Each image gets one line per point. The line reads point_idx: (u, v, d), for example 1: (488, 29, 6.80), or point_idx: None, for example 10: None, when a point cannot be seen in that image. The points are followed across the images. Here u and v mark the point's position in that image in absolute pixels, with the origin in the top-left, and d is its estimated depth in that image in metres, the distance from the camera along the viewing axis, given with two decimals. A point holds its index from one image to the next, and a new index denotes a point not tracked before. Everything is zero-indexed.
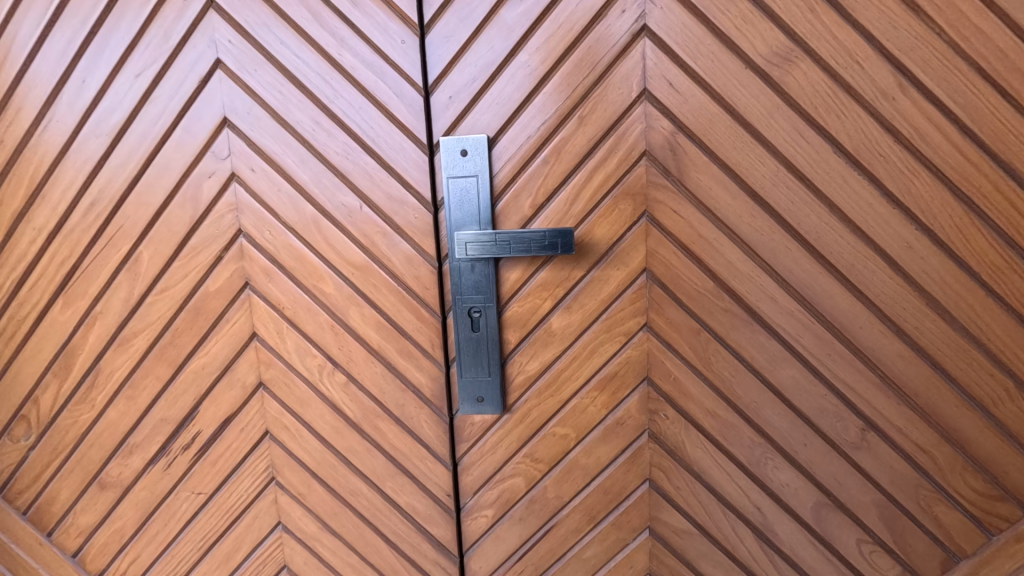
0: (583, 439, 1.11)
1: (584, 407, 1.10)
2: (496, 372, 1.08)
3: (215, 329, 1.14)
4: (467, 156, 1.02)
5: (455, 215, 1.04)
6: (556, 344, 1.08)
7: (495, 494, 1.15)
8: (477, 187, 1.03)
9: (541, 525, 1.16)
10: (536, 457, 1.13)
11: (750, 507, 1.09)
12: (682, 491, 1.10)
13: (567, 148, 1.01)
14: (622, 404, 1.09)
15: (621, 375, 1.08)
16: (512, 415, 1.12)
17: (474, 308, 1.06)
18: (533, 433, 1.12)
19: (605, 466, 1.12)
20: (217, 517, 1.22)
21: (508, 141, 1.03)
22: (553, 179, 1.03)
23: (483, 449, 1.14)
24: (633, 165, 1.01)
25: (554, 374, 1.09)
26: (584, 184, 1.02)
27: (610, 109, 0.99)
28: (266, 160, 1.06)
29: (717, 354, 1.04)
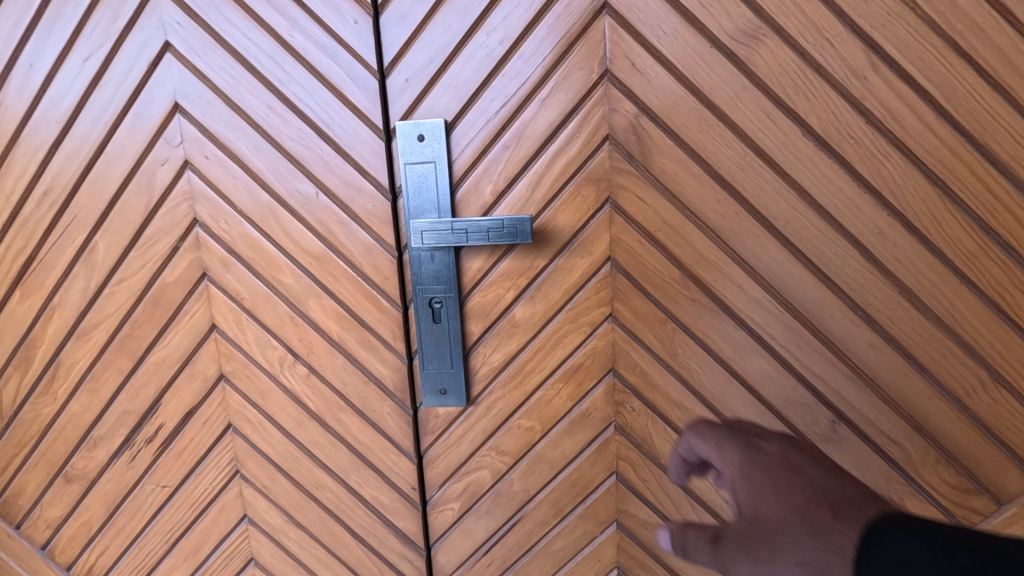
0: (549, 431, 1.09)
1: (550, 399, 1.08)
2: (458, 364, 1.06)
3: (174, 321, 1.12)
4: (424, 142, 0.99)
5: (413, 202, 1.01)
6: (519, 335, 1.05)
7: (461, 487, 1.14)
8: (436, 173, 1.00)
9: (508, 518, 1.14)
10: (502, 450, 1.11)
11: (719, 500, 1.07)
12: (650, 484, 1.09)
13: (528, 132, 0.98)
14: (588, 396, 1.07)
15: (586, 366, 1.05)
16: (477, 408, 1.10)
17: (436, 298, 1.03)
18: (498, 425, 1.10)
19: (572, 459, 1.10)
20: (182, 510, 1.21)
21: (467, 126, 0.99)
22: (514, 165, 1.00)
23: (449, 441, 1.12)
24: (595, 149, 0.97)
25: (519, 366, 1.07)
26: (545, 170, 0.99)
27: (571, 92, 0.96)
28: (219, 147, 1.03)
29: (683, 344, 1.01)
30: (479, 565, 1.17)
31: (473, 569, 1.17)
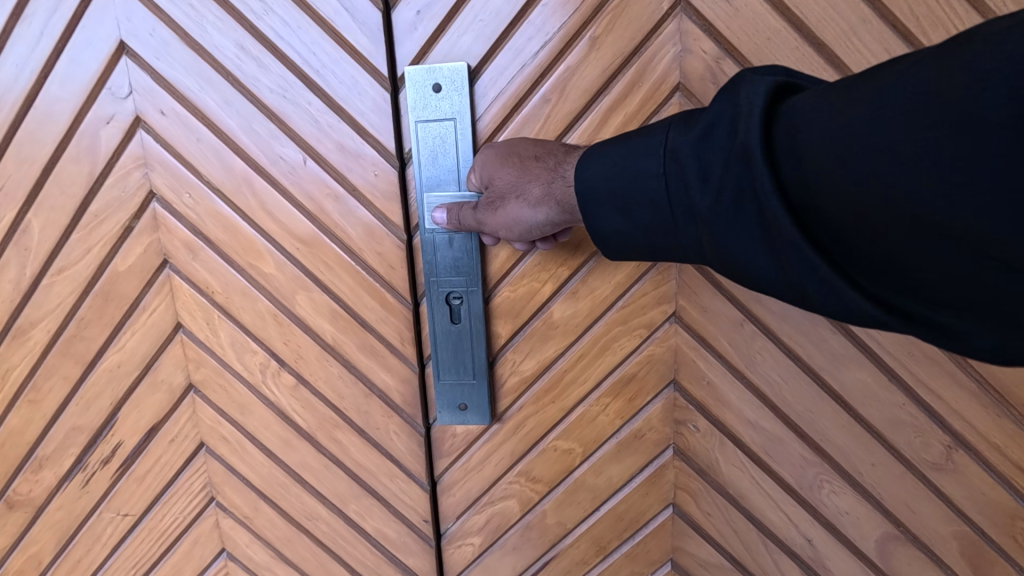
0: (591, 454, 0.90)
1: (594, 417, 0.88)
2: (481, 374, 0.86)
3: (129, 319, 0.91)
4: (441, 93, 0.77)
5: (427, 171, 0.80)
6: (558, 339, 0.85)
7: (484, 519, 0.94)
8: (456, 134, 0.79)
9: (539, 556, 0.96)
10: (534, 475, 0.92)
11: (798, 539, 0.89)
12: (714, 518, 0.91)
13: (574, 81, 0.76)
14: (641, 413, 0.88)
15: (640, 377, 0.86)
16: (503, 426, 0.90)
17: (455, 293, 0.83)
18: (529, 447, 0.91)
19: (619, 488, 0.91)
20: (148, 542, 1.02)
21: (496, 73, 0.77)
22: (556, 123, 0.78)
23: (469, 465, 0.92)
24: (662, 103, 0.76)
25: (556, 376, 0.87)
26: (596, 130, 0.78)
27: (635, 27, 0.74)
28: (178, 98, 0.81)
29: (764, 351, 0.82)
30: None
31: None
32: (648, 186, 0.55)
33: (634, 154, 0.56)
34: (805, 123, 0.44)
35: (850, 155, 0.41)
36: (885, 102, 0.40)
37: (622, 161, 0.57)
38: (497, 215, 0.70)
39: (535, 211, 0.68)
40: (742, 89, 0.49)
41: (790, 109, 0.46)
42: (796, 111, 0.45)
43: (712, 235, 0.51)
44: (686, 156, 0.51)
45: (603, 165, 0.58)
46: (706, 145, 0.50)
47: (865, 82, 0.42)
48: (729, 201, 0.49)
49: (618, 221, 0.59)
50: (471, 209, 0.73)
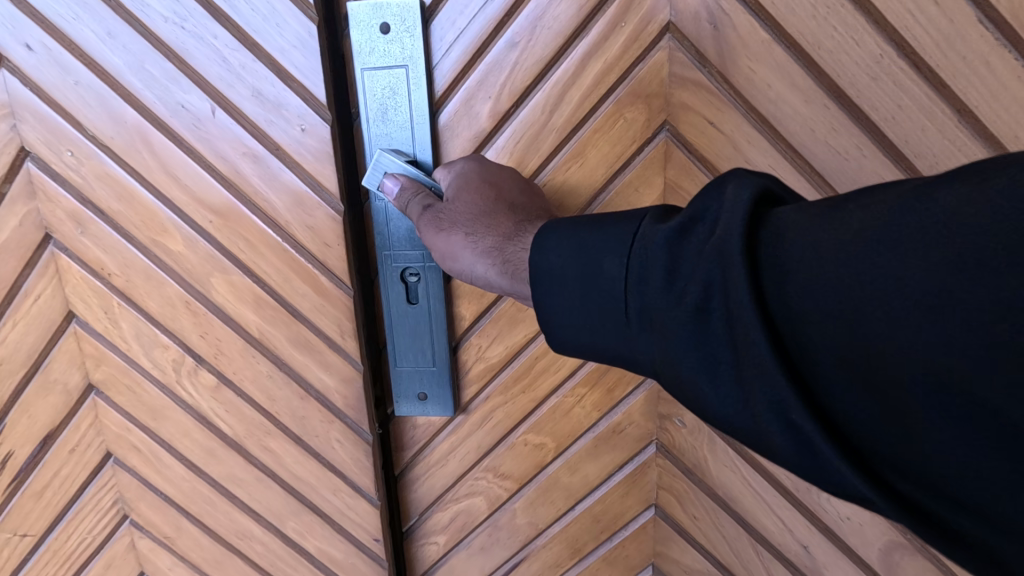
0: (566, 450, 0.81)
1: (570, 408, 0.78)
2: (442, 362, 0.74)
3: (7, 307, 0.73)
4: (390, 33, 0.63)
5: (377, 130, 0.67)
6: (529, 322, 0.73)
7: (450, 516, 0.87)
8: (409, 84, 0.65)
9: (510, 555, 0.89)
10: (502, 472, 0.83)
11: (795, 546, 0.79)
12: (699, 522, 0.84)
13: (547, 20, 0.64)
14: (623, 405, 0.78)
15: (622, 365, 0.76)
16: (468, 417, 0.80)
17: (409, 268, 0.70)
18: (497, 440, 0.81)
19: (597, 487, 0.83)
20: (52, 567, 0.87)
21: (456, 10, 0.64)
22: (524, 72, 0.66)
23: (431, 459, 0.83)
24: (650, 47, 0.65)
25: (526, 364, 0.76)
26: (573, 80, 0.66)
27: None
28: (46, 28, 0.63)
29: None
30: None
31: None
32: (606, 274, 0.43)
33: (598, 231, 0.44)
34: (803, 237, 0.34)
35: (862, 283, 0.31)
36: (905, 218, 0.30)
37: (580, 239, 0.45)
38: (438, 241, 0.59)
39: (479, 260, 0.57)
40: (729, 185, 0.38)
41: (781, 214, 0.36)
42: (790, 218, 0.35)
43: (675, 354, 0.38)
44: (657, 251, 0.39)
45: (561, 242, 0.46)
46: (682, 239, 0.39)
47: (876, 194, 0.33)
48: (701, 313, 0.37)
49: (561, 308, 0.46)
50: (423, 201, 0.61)
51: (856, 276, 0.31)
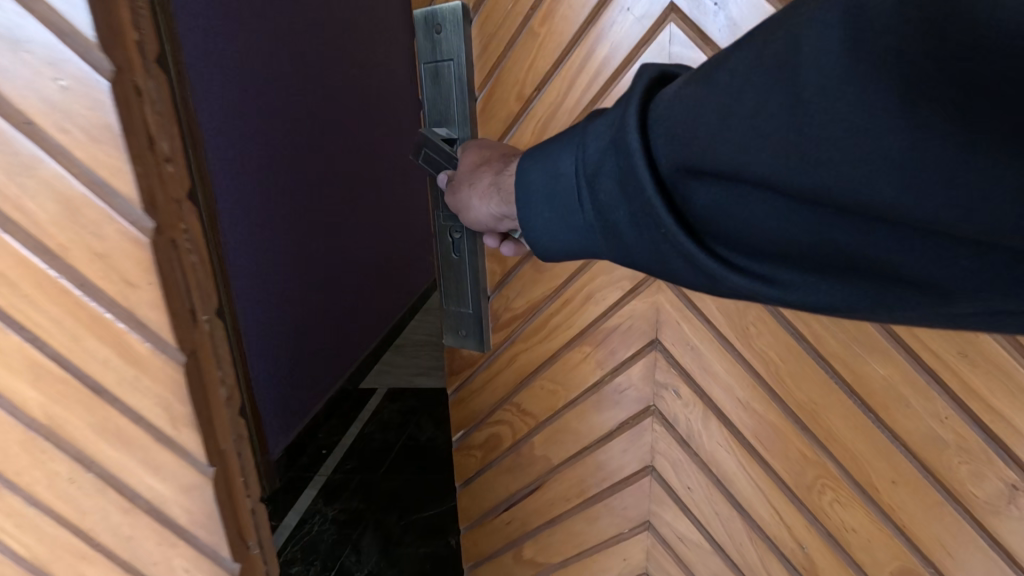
0: (572, 399, 1.65)
1: (576, 364, 1.60)
2: (474, 307, 1.56)
3: None
4: (443, 32, 1.33)
5: (432, 90, 1.37)
6: (543, 285, 1.54)
7: (485, 437, 1.82)
8: (453, 63, 1.34)
9: (532, 482, 1.80)
10: (524, 408, 1.72)
11: (792, 542, 1.45)
12: (693, 491, 1.56)
13: (572, 11, 1.25)
14: (627, 369, 1.54)
15: (622, 333, 1.51)
16: (500, 358, 1.69)
17: (455, 232, 1.44)
18: (526, 378, 1.68)
19: (594, 443, 1.66)
20: None
21: (528, 9, 1.29)
22: (562, 47, 1.29)
23: (489, 370, 1.73)
24: (659, 24, 1.22)
25: (544, 318, 1.58)
26: (585, 53, 1.27)
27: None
28: None
29: (758, 328, 1.34)
30: (503, 517, 1.89)
31: (503, 509, 1.88)
32: (566, 174, 0.90)
33: (555, 159, 0.91)
34: (668, 121, 0.75)
35: (731, 139, 0.69)
36: (742, 95, 0.68)
37: (546, 160, 0.92)
38: (456, 197, 1.14)
39: (482, 199, 1.10)
40: (626, 102, 0.82)
41: (656, 108, 0.78)
42: (664, 112, 0.76)
43: (630, 230, 0.83)
44: (593, 154, 0.84)
45: (531, 164, 0.94)
46: (605, 137, 0.83)
47: (695, 84, 0.74)
48: (645, 197, 0.78)
49: (538, 205, 0.94)
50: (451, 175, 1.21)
51: (728, 131, 0.69)
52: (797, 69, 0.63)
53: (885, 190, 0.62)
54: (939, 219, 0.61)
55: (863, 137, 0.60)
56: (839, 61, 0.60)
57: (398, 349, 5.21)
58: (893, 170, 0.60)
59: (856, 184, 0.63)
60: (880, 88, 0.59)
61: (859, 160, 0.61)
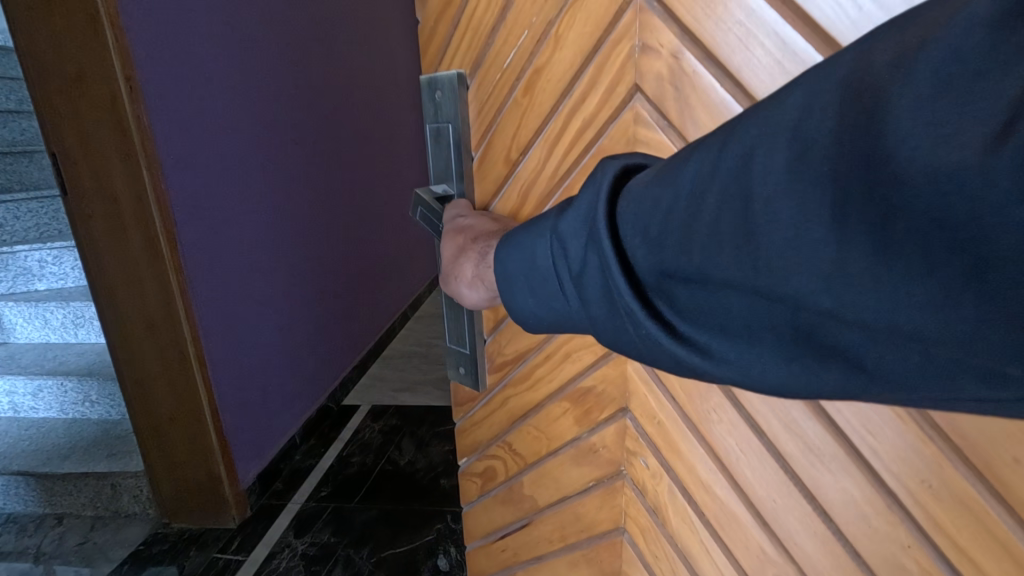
0: (554, 450, 1.59)
1: (557, 417, 1.55)
2: (470, 349, 1.58)
3: None
4: (442, 95, 1.32)
5: (434, 152, 1.37)
6: (531, 336, 1.52)
7: (483, 467, 1.81)
8: (451, 126, 1.32)
9: (519, 519, 1.76)
10: (514, 450, 1.70)
11: None
12: (660, 561, 1.46)
13: (547, 82, 1.17)
14: (602, 431, 1.47)
15: (597, 395, 1.45)
16: (495, 398, 1.70)
17: None
18: (515, 421, 1.67)
19: (577, 494, 1.58)
20: None
21: (508, 78, 1.23)
22: (538, 119, 1.21)
23: (485, 409, 1.74)
24: (626, 103, 1.09)
25: (529, 368, 1.56)
26: (560, 126, 1.19)
27: (584, 30, 1.09)
28: None
29: (718, 414, 1.22)
30: (498, 543, 1.84)
31: (497, 539, 1.85)
32: (544, 267, 0.89)
33: (530, 244, 0.91)
34: (631, 208, 0.73)
35: (685, 230, 0.66)
36: (697, 188, 0.65)
37: (524, 251, 0.92)
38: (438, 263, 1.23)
39: (450, 272, 1.17)
40: (599, 186, 0.80)
41: (623, 194, 0.75)
42: (629, 200, 0.73)
43: (599, 310, 0.79)
44: (565, 241, 0.83)
45: (509, 253, 0.95)
46: (580, 230, 0.80)
47: (660, 173, 0.71)
48: (609, 280, 0.75)
49: (520, 292, 0.94)
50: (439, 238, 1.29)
51: (683, 221, 0.66)
52: (746, 167, 0.60)
53: (847, 302, 0.55)
54: (891, 323, 0.54)
55: (816, 248, 0.56)
56: (787, 173, 0.57)
57: (384, 362, 5.10)
58: (853, 280, 0.54)
59: (804, 281, 0.58)
60: (823, 196, 0.55)
61: (820, 270, 0.56)
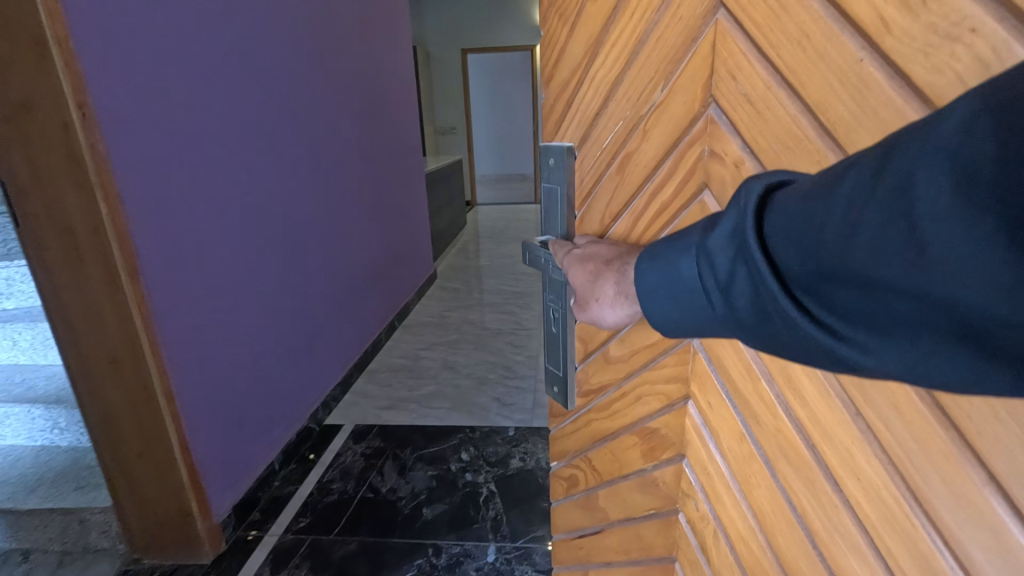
0: (627, 475, 1.52)
1: (625, 447, 1.49)
2: (564, 371, 1.48)
3: None
4: (553, 163, 1.32)
5: (546, 216, 1.36)
6: (620, 367, 1.44)
7: (568, 473, 1.72)
8: (559, 190, 1.32)
9: (585, 528, 1.72)
10: (594, 468, 1.62)
11: None
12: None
13: (634, 166, 1.18)
14: (661, 468, 1.44)
15: (662, 438, 1.41)
16: (580, 418, 1.62)
17: (553, 305, 1.40)
18: (595, 442, 1.59)
19: (639, 517, 1.54)
20: None
21: (597, 158, 1.27)
22: (622, 198, 1.23)
23: (569, 427, 1.67)
24: (692, 199, 1.10)
25: (610, 396, 1.49)
26: (642, 210, 1.19)
27: (667, 128, 1.10)
28: None
29: (759, 479, 1.18)
30: (578, 538, 1.75)
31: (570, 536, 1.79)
32: (686, 275, 0.80)
33: (668, 252, 0.83)
34: (781, 212, 0.63)
35: (840, 230, 0.55)
36: (857, 187, 0.54)
37: (663, 265, 0.83)
38: (568, 260, 1.18)
39: (581, 274, 1.12)
40: (747, 189, 0.70)
41: (776, 197, 0.66)
42: (782, 202, 0.64)
43: (743, 314, 0.70)
44: (710, 246, 0.74)
45: (645, 256, 0.88)
46: (725, 241, 0.71)
47: (822, 174, 0.60)
48: (757, 287, 0.66)
49: (654, 300, 0.85)
50: (564, 244, 1.26)
51: (839, 223, 0.56)
52: (917, 162, 0.49)
53: None
54: None
55: (1001, 262, 0.45)
56: (958, 190, 0.46)
57: (369, 376, 4.99)
58: None
59: (992, 287, 0.46)
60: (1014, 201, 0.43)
61: (1002, 285, 0.45)
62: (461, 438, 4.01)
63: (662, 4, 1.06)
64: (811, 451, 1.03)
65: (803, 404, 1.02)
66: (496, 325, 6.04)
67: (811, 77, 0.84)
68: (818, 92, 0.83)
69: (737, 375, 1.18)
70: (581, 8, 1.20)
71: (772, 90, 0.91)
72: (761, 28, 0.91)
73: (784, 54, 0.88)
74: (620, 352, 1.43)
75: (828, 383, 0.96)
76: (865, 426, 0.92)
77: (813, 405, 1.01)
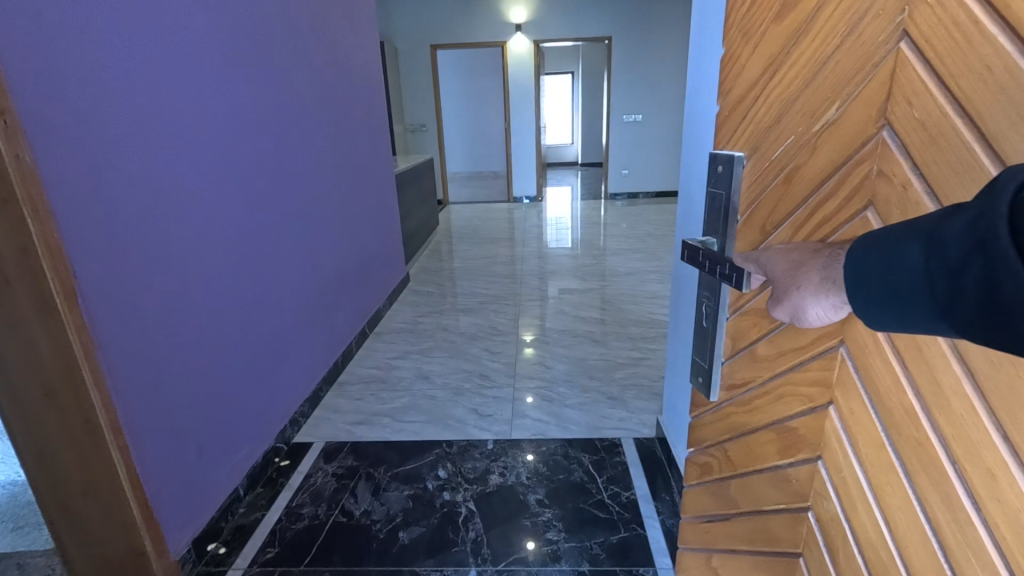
0: (763, 471, 1.52)
1: (761, 442, 1.48)
2: (715, 365, 1.48)
3: None
4: (721, 170, 1.36)
5: (710, 216, 1.41)
6: (765, 367, 1.40)
7: (701, 460, 1.66)
8: (726, 196, 1.35)
9: (713, 516, 1.67)
10: (729, 461, 1.58)
11: None
12: None
13: (799, 179, 1.23)
14: (796, 466, 1.48)
15: (801, 437, 1.44)
16: (718, 410, 1.56)
17: (708, 301, 1.45)
18: (731, 436, 1.54)
19: (772, 510, 1.56)
20: None
21: (758, 170, 1.30)
22: (783, 209, 1.27)
23: (704, 418, 1.61)
24: (857, 214, 1.18)
25: (753, 394, 1.45)
26: (806, 220, 1.24)
27: (839, 144, 1.16)
28: None
29: (895, 488, 1.26)
30: (700, 526, 1.70)
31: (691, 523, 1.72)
32: (908, 265, 0.80)
33: (891, 242, 0.84)
34: None
35: None
36: None
37: (884, 253, 0.84)
38: (760, 254, 1.14)
39: (782, 265, 1.08)
40: (1002, 179, 0.71)
41: None
42: None
43: (973, 303, 0.72)
44: (947, 236, 0.75)
45: (863, 247, 0.88)
46: (965, 231, 0.73)
47: None
48: (999, 275, 0.68)
49: (870, 288, 0.87)
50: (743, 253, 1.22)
51: None
52: None
53: None
54: None
55: None
56: None
57: (340, 390, 4.77)
58: None
59: None
60: None
61: None
62: (438, 454, 3.87)
63: (847, 29, 1.07)
64: (952, 467, 1.10)
65: (950, 420, 1.08)
66: (472, 330, 5.89)
67: (990, 109, 0.92)
68: (997, 124, 0.91)
69: (885, 387, 1.22)
70: (761, 28, 1.20)
71: (948, 117, 0.99)
72: (940, 59, 0.98)
73: (965, 84, 0.95)
74: (767, 351, 1.38)
75: (977, 404, 1.02)
76: (1010, 452, 0.97)
77: (959, 423, 1.06)
